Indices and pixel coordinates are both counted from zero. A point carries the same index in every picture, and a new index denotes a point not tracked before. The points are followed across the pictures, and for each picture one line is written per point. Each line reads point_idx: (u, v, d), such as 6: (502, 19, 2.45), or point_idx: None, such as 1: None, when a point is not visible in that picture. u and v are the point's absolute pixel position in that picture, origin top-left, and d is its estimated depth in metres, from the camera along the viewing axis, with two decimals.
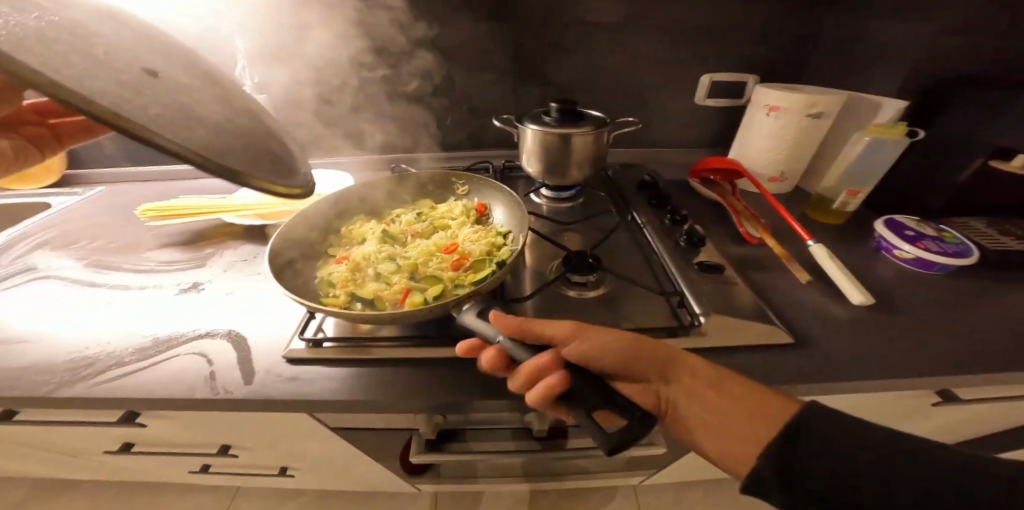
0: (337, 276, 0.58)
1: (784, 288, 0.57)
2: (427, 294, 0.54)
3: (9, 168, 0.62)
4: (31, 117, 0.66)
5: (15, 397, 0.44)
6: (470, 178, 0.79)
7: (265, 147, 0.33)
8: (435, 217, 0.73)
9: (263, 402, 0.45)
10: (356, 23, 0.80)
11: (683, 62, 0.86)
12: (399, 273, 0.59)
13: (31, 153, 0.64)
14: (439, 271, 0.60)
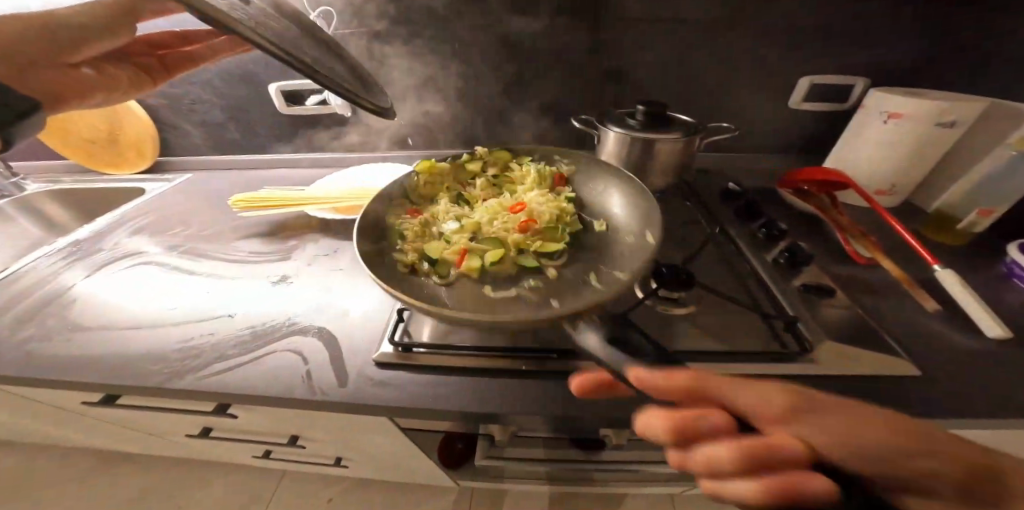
0: (406, 227, 0.60)
1: (900, 311, 0.53)
2: (485, 259, 0.55)
3: (122, 98, 0.66)
4: (143, 50, 0.69)
5: (137, 385, 0.50)
6: (576, 158, 0.72)
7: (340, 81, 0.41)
8: (509, 179, 0.71)
9: (357, 404, 0.46)
10: (439, 22, 0.81)
11: (775, 63, 0.81)
12: (462, 232, 0.60)
13: (144, 82, 0.67)
14: (503, 232, 0.59)
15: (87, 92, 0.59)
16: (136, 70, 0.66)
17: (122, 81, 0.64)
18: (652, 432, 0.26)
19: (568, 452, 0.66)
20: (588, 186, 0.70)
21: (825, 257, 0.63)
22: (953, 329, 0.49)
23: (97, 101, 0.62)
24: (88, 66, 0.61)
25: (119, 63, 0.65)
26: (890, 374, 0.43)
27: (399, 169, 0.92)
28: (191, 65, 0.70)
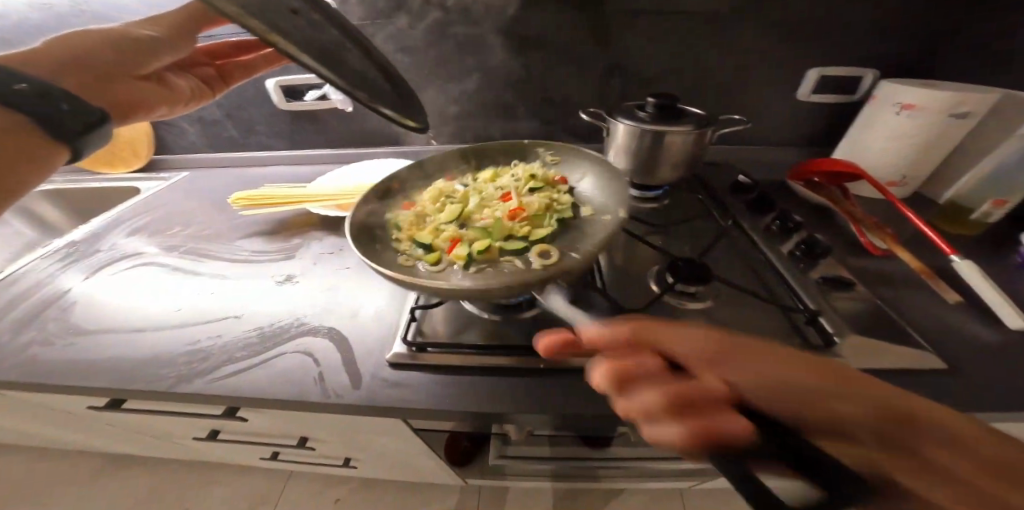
0: (403, 220, 0.61)
1: (917, 303, 0.53)
2: (472, 248, 0.55)
3: (189, 108, 0.62)
4: (202, 58, 0.66)
5: (144, 389, 0.49)
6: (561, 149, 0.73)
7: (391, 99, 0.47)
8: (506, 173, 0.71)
9: (372, 406, 0.45)
10: (443, 14, 0.79)
11: (785, 53, 0.80)
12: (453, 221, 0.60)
13: (206, 89, 0.64)
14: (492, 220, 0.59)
15: (147, 106, 0.54)
16: (197, 81, 0.63)
17: (185, 92, 0.60)
18: (648, 410, 0.24)
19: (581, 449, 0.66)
20: (572, 171, 0.71)
21: (841, 250, 0.62)
22: (972, 322, 0.50)
23: (161, 112, 0.57)
24: (153, 78, 0.56)
25: (182, 74, 0.61)
26: (912, 366, 0.43)
27: (402, 165, 0.90)
28: (247, 74, 0.68)
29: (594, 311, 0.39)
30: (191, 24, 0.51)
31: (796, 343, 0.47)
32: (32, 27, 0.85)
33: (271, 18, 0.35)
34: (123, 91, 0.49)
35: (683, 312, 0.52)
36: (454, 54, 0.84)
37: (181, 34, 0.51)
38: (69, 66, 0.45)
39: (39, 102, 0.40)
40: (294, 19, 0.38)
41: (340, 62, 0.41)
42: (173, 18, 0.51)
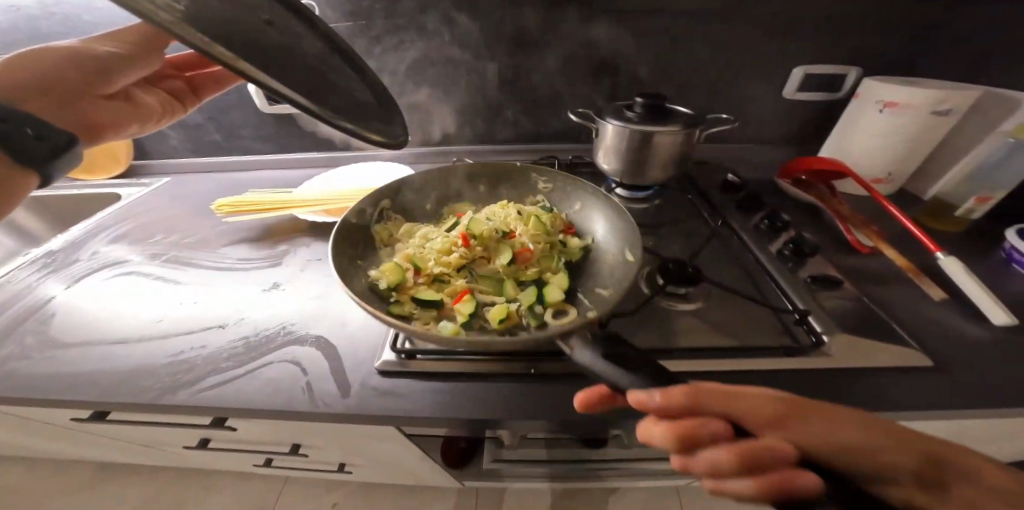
0: (390, 278, 0.52)
1: (905, 301, 0.54)
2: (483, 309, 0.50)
3: (160, 123, 0.60)
4: (168, 71, 0.64)
5: (126, 402, 0.48)
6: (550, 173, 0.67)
7: (372, 119, 0.45)
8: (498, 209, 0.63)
9: (361, 415, 0.45)
10: (429, 15, 0.79)
11: (771, 52, 0.80)
12: (455, 272, 0.54)
13: (176, 105, 0.62)
14: (504, 270, 0.56)
15: (114, 124, 0.53)
16: (166, 95, 0.61)
17: (155, 108, 0.58)
18: (722, 470, 0.23)
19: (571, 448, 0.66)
20: (565, 202, 0.66)
21: (831, 249, 0.63)
22: (959, 319, 0.51)
23: (131, 130, 0.56)
24: (116, 95, 0.55)
25: (149, 89, 0.60)
26: (899, 365, 0.44)
27: (391, 167, 0.89)
28: (218, 88, 0.67)
29: (614, 358, 0.33)
30: (153, 40, 0.50)
31: (785, 343, 0.48)
32: (2, 29, 0.83)
33: (239, 42, 0.33)
34: (84, 110, 0.49)
35: (673, 314, 0.52)
36: (441, 54, 0.83)
37: (146, 50, 0.50)
38: (34, 90, 0.44)
39: (8, 127, 0.38)
40: (264, 35, 0.37)
41: (307, 72, 0.40)
42: (136, 34, 0.50)
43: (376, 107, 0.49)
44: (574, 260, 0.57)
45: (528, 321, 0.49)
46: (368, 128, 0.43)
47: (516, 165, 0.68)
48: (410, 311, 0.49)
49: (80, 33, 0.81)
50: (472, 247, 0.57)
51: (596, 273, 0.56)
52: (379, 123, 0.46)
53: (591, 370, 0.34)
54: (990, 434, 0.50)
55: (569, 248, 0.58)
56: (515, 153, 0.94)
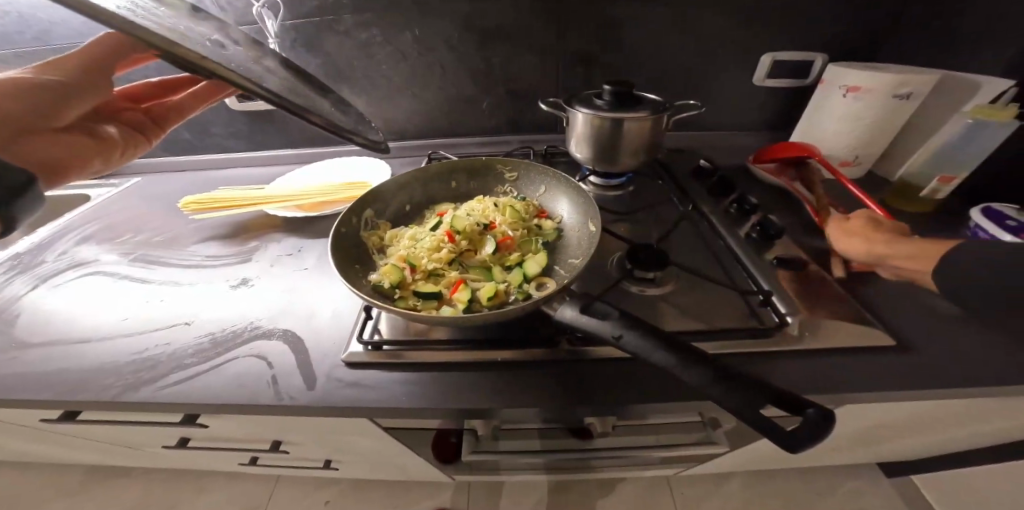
0: (382, 277, 0.47)
1: (868, 281, 0.55)
2: (479, 293, 0.46)
3: (121, 158, 0.56)
4: (125, 104, 0.60)
5: (87, 400, 0.47)
6: (518, 163, 0.65)
7: (338, 122, 0.47)
8: (471, 203, 0.60)
9: (327, 407, 0.44)
10: (398, 6, 0.78)
11: (742, 39, 0.80)
12: (445, 265, 0.50)
13: (138, 138, 0.58)
14: (493, 258, 0.52)
15: (75, 161, 0.48)
16: (127, 128, 0.57)
17: (118, 141, 0.54)
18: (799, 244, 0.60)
19: (549, 438, 0.66)
20: (533, 190, 0.65)
21: (800, 232, 0.64)
22: (919, 297, 0.52)
23: (94, 168, 0.52)
24: (78, 129, 0.51)
25: (106, 123, 0.55)
26: (860, 344, 0.45)
27: (367, 162, 0.88)
28: (180, 117, 0.62)
29: (597, 313, 0.34)
30: (97, 61, 0.45)
31: (751, 324, 0.48)
32: None
33: (195, 48, 0.36)
34: (34, 146, 0.44)
35: (640, 299, 0.52)
36: (412, 46, 0.82)
37: (90, 72, 0.44)
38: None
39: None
40: (219, 52, 0.39)
41: (274, 84, 0.41)
42: (77, 54, 0.44)
43: (343, 113, 0.51)
44: (551, 242, 0.56)
45: (516, 297, 0.46)
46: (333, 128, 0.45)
47: (482, 159, 0.66)
48: (412, 308, 0.44)
49: (35, 31, 0.79)
50: (459, 242, 0.53)
51: (574, 246, 0.54)
52: (345, 125, 0.48)
53: (577, 326, 0.35)
54: (950, 407, 0.52)
55: (546, 228, 0.57)
56: (494, 145, 0.94)
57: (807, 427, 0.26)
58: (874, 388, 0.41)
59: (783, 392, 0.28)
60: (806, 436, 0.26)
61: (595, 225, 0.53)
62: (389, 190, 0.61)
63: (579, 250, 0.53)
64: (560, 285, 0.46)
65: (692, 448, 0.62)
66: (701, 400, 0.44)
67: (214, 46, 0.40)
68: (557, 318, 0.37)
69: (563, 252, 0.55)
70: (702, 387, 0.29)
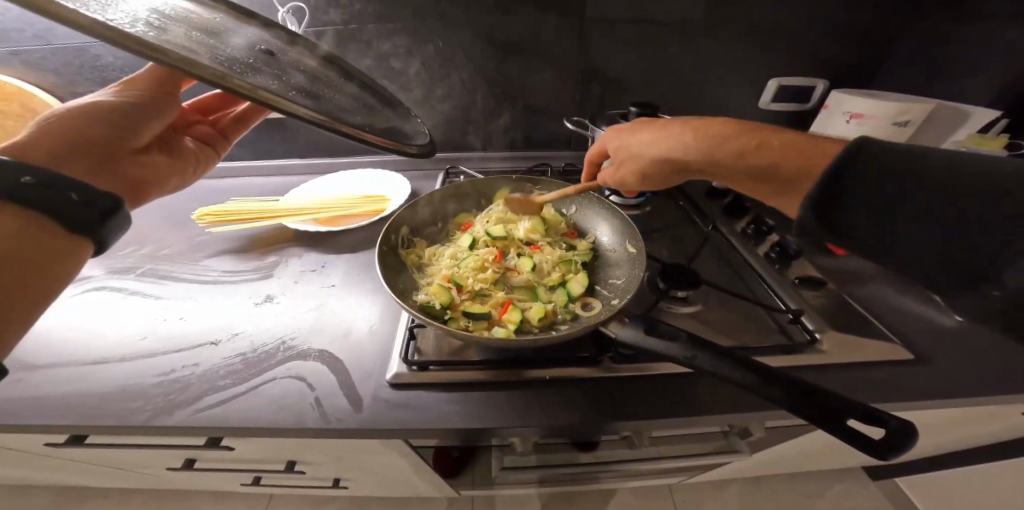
0: (435, 296, 0.51)
1: (882, 299, 0.59)
2: (528, 313, 0.49)
3: (193, 174, 0.53)
4: (195, 117, 0.58)
5: (114, 426, 0.45)
6: (547, 183, 0.68)
7: (392, 132, 0.43)
8: (507, 224, 0.64)
9: (374, 430, 0.44)
10: (422, 21, 0.79)
11: (750, 63, 0.85)
12: (491, 285, 0.54)
13: (209, 152, 0.55)
14: (534, 277, 0.56)
15: (155, 179, 0.47)
16: (196, 141, 0.54)
17: (191, 156, 0.52)
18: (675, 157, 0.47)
19: (549, 453, 0.66)
20: (562, 209, 0.69)
21: (810, 251, 0.67)
22: (929, 313, 0.56)
23: (172, 186, 0.50)
24: (155, 147, 0.49)
25: (178, 137, 0.53)
26: (885, 358, 0.48)
27: (382, 175, 0.88)
28: (245, 127, 0.60)
29: (663, 334, 0.38)
30: (164, 80, 0.46)
31: (784, 341, 0.50)
32: None
33: (252, 80, 0.31)
34: (125, 168, 0.43)
35: (675, 318, 0.54)
36: (433, 60, 0.83)
37: (161, 93, 0.45)
38: (69, 149, 0.37)
39: (49, 195, 0.32)
40: (269, 68, 0.36)
41: (328, 104, 0.37)
42: (146, 78, 0.45)
43: (392, 119, 0.47)
44: (587, 261, 0.60)
45: (563, 318, 0.50)
46: (387, 142, 0.39)
47: (512, 178, 0.69)
48: (465, 328, 0.47)
49: (37, 29, 0.76)
50: (502, 263, 0.57)
51: (610, 265, 0.59)
52: (401, 135, 0.44)
53: (642, 344, 0.38)
54: (952, 416, 0.56)
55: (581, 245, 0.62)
56: (507, 159, 0.96)
57: (891, 439, 0.30)
58: (900, 401, 0.44)
59: (866, 409, 0.31)
60: (884, 446, 0.30)
61: (632, 247, 0.57)
62: (423, 208, 0.64)
63: (618, 270, 0.57)
64: (605, 307, 0.50)
65: (709, 459, 0.63)
66: (743, 416, 0.45)
67: (262, 58, 0.38)
68: (618, 337, 0.41)
69: (598, 271, 0.59)
70: (781, 402, 0.32)
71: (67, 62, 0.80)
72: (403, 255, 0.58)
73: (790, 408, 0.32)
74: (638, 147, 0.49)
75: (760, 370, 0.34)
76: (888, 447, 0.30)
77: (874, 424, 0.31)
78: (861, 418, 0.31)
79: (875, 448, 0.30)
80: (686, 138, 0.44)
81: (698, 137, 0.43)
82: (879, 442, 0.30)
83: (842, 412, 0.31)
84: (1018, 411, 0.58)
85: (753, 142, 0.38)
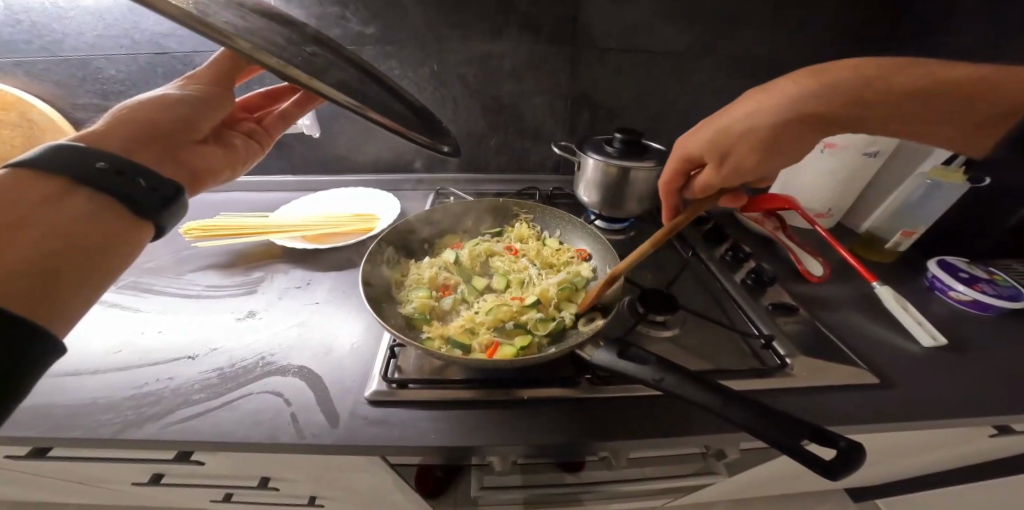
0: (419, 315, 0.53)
1: (853, 325, 0.61)
2: (512, 343, 0.51)
3: (244, 166, 0.53)
4: (242, 113, 0.58)
5: (77, 438, 0.44)
6: (534, 207, 0.71)
7: (417, 126, 0.45)
8: (490, 251, 0.66)
9: (350, 447, 0.44)
10: (419, 42, 0.81)
11: (733, 93, 0.89)
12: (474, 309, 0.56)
13: (256, 148, 0.56)
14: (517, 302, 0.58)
15: (212, 170, 0.47)
16: (246, 138, 0.55)
17: (243, 150, 0.52)
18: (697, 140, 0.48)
19: (533, 473, 0.66)
20: (547, 233, 0.71)
21: (786, 277, 0.70)
22: (897, 339, 0.58)
23: (226, 178, 0.51)
24: (212, 140, 0.50)
25: (229, 132, 0.53)
26: (854, 384, 0.49)
27: (372, 193, 0.89)
28: (287, 124, 0.60)
29: (636, 358, 0.40)
30: (224, 73, 0.47)
31: (756, 365, 0.52)
32: None
33: (299, 65, 0.34)
34: (190, 157, 0.44)
35: (653, 343, 0.55)
36: (429, 81, 0.85)
37: (219, 86, 0.47)
38: (136, 138, 0.39)
39: (118, 181, 0.34)
40: (323, 63, 0.38)
41: (367, 95, 0.39)
42: (208, 72, 0.47)
43: (420, 116, 0.49)
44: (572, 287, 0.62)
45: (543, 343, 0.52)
46: (417, 135, 0.42)
47: (499, 202, 0.72)
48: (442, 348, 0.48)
49: (44, 41, 0.77)
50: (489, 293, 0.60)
51: (589, 288, 0.61)
52: (429, 132, 0.46)
53: (618, 368, 0.40)
54: (916, 437, 0.58)
55: (561, 268, 0.63)
56: (498, 180, 0.98)
57: (843, 457, 0.32)
58: (867, 424, 0.46)
59: (817, 429, 0.33)
60: (840, 466, 0.31)
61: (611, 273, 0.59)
62: (413, 227, 0.65)
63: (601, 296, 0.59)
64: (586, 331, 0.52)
65: (686, 480, 0.64)
66: (716, 436, 0.46)
67: (316, 53, 0.40)
68: (592, 360, 0.43)
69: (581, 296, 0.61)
70: (741, 420, 0.34)
71: (69, 73, 0.81)
72: (390, 274, 0.60)
73: (756, 430, 0.33)
74: (745, 122, 0.42)
75: (735, 397, 0.35)
76: (844, 464, 0.32)
77: (826, 444, 0.33)
78: (815, 437, 0.33)
79: (832, 469, 0.31)
80: (861, 59, 0.38)
81: (835, 84, 0.37)
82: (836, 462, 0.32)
83: (803, 433, 0.33)
84: (984, 436, 0.61)
85: (879, 91, 0.36)
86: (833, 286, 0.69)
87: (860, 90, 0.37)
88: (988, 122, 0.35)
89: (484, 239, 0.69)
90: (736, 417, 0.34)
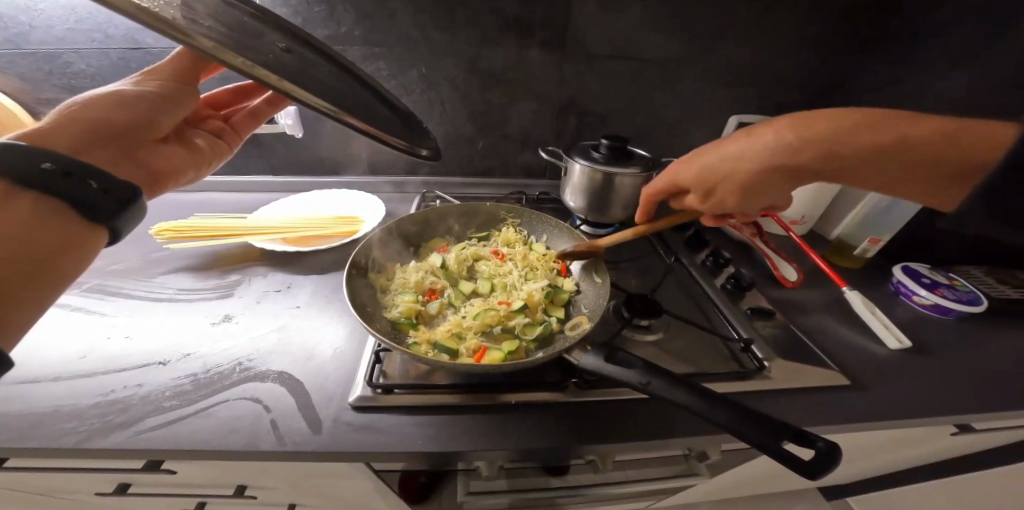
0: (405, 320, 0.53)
1: (826, 329, 0.64)
2: (499, 347, 0.51)
3: (207, 167, 0.52)
4: (207, 111, 0.56)
5: (35, 448, 0.42)
6: (521, 212, 0.72)
7: (395, 128, 0.45)
8: (476, 255, 0.66)
9: (331, 454, 0.43)
10: (407, 44, 0.80)
11: (714, 104, 0.92)
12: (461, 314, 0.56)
13: (222, 147, 0.54)
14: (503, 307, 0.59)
15: (171, 172, 0.46)
16: (212, 136, 0.53)
17: (207, 150, 0.51)
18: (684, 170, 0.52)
19: (519, 478, 0.66)
20: (534, 238, 0.72)
21: (763, 282, 0.73)
22: (867, 341, 0.61)
23: (188, 177, 0.49)
24: (172, 138, 0.48)
25: (192, 130, 0.52)
26: (826, 385, 0.52)
27: (357, 195, 0.88)
28: (257, 121, 0.59)
29: (621, 362, 0.41)
30: (190, 69, 0.46)
31: (736, 368, 0.53)
32: None
33: (271, 66, 0.33)
34: (146, 157, 0.44)
35: (638, 346, 0.56)
36: (416, 84, 0.85)
37: (182, 82, 0.45)
38: (87, 137, 0.38)
39: (69, 184, 0.33)
40: (295, 62, 0.37)
41: (342, 97, 0.38)
42: (170, 66, 0.45)
43: (398, 118, 0.49)
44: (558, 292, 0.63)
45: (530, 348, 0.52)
46: (391, 137, 0.42)
47: (487, 207, 0.72)
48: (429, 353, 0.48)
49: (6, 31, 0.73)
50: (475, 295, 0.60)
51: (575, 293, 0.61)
52: (405, 134, 0.46)
53: (603, 372, 0.41)
54: (884, 435, 0.61)
55: (548, 272, 0.64)
56: (485, 184, 0.98)
57: (820, 459, 0.33)
58: (839, 423, 0.48)
59: (797, 430, 0.35)
60: (816, 465, 0.33)
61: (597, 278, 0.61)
62: (399, 231, 0.65)
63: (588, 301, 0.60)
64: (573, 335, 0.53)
65: (674, 480, 0.65)
66: (699, 437, 0.48)
67: (288, 52, 0.39)
68: (577, 364, 0.44)
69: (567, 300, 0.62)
70: (723, 423, 0.35)
71: (34, 66, 0.77)
72: (376, 277, 0.59)
73: (736, 432, 0.35)
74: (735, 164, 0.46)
75: (716, 399, 0.37)
76: (819, 465, 0.33)
77: (804, 445, 0.34)
78: (793, 437, 0.35)
79: (809, 468, 0.33)
80: (843, 110, 0.40)
81: (796, 143, 0.41)
82: (814, 461, 0.33)
83: (781, 434, 0.34)
84: (945, 433, 0.64)
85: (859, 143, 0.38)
86: (807, 290, 0.72)
87: (829, 147, 0.40)
88: (948, 181, 0.37)
89: (472, 243, 0.69)
90: (718, 418, 0.35)
